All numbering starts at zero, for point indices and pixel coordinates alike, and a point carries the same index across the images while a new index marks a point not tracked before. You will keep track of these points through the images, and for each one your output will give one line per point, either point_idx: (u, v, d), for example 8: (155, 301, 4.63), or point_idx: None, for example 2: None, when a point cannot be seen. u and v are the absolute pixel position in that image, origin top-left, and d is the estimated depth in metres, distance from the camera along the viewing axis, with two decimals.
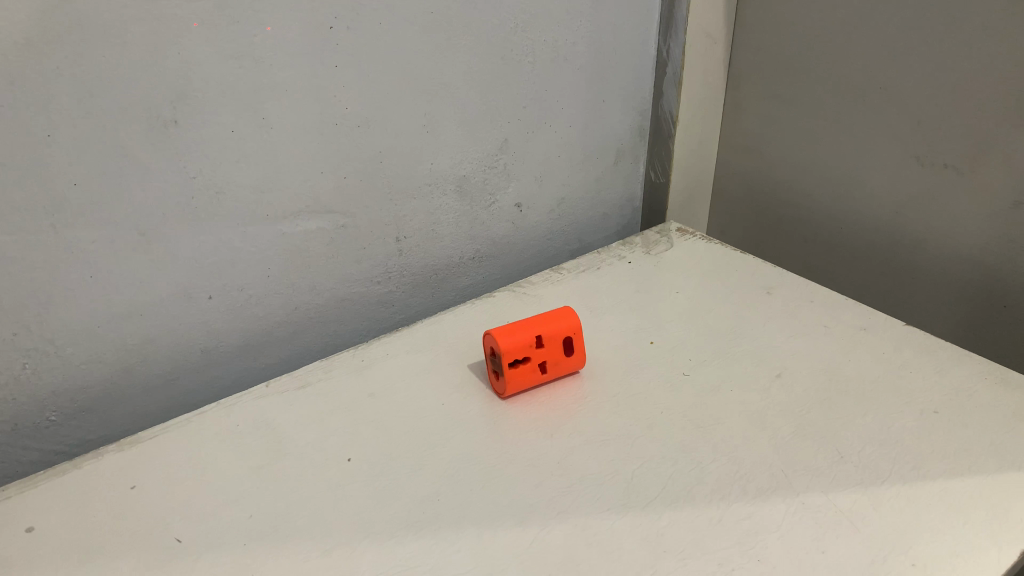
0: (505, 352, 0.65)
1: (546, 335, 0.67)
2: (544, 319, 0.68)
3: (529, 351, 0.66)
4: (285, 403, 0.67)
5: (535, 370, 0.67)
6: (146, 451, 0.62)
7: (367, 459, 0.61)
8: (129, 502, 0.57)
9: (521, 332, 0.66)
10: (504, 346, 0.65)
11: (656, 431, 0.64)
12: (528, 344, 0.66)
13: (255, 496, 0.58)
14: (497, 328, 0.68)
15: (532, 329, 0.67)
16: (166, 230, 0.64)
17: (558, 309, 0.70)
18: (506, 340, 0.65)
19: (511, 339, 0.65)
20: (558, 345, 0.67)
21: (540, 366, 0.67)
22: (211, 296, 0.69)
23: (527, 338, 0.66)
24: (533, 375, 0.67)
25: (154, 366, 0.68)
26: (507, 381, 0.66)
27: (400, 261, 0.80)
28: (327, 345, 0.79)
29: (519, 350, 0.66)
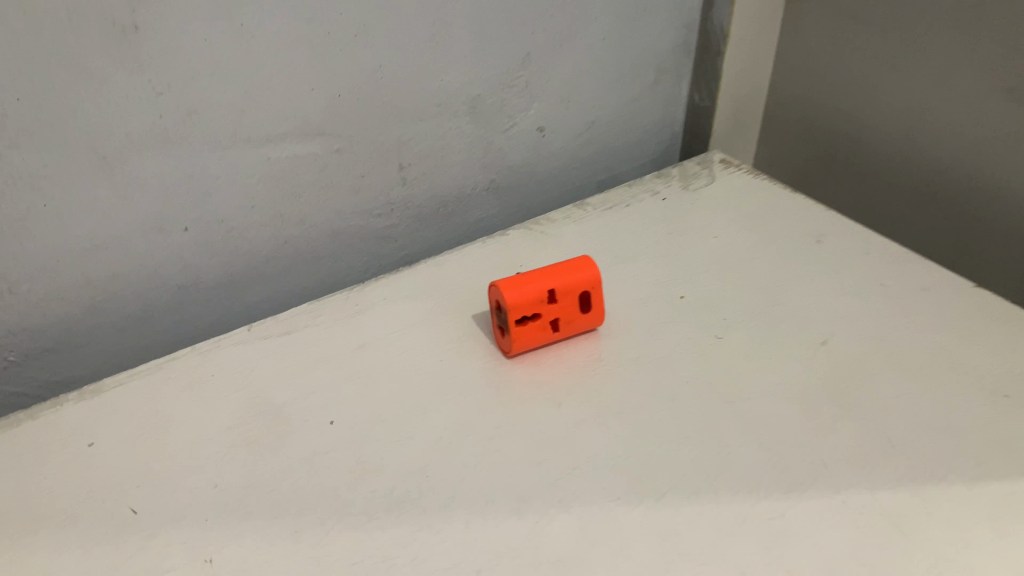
0: (510, 308, 0.57)
1: (560, 289, 0.59)
2: (559, 270, 0.59)
3: (539, 307, 0.58)
4: (266, 352, 0.60)
5: (545, 328, 0.59)
6: (109, 402, 0.56)
7: (349, 423, 0.55)
8: (85, 462, 0.52)
9: (532, 284, 0.58)
10: (509, 300, 0.57)
11: (679, 406, 0.56)
12: (538, 299, 0.58)
13: (222, 462, 0.52)
14: (504, 278, 0.60)
15: (544, 282, 0.58)
16: (130, 154, 0.56)
17: (576, 258, 0.61)
18: (512, 293, 0.57)
19: (519, 292, 0.57)
20: (573, 300, 0.59)
21: (551, 323, 0.60)
22: (187, 229, 0.62)
23: (536, 292, 0.58)
24: (542, 334, 0.60)
25: (124, 304, 0.62)
26: (512, 340, 0.58)
27: (404, 191, 0.71)
28: (322, 283, 0.71)
29: (526, 306, 0.58)
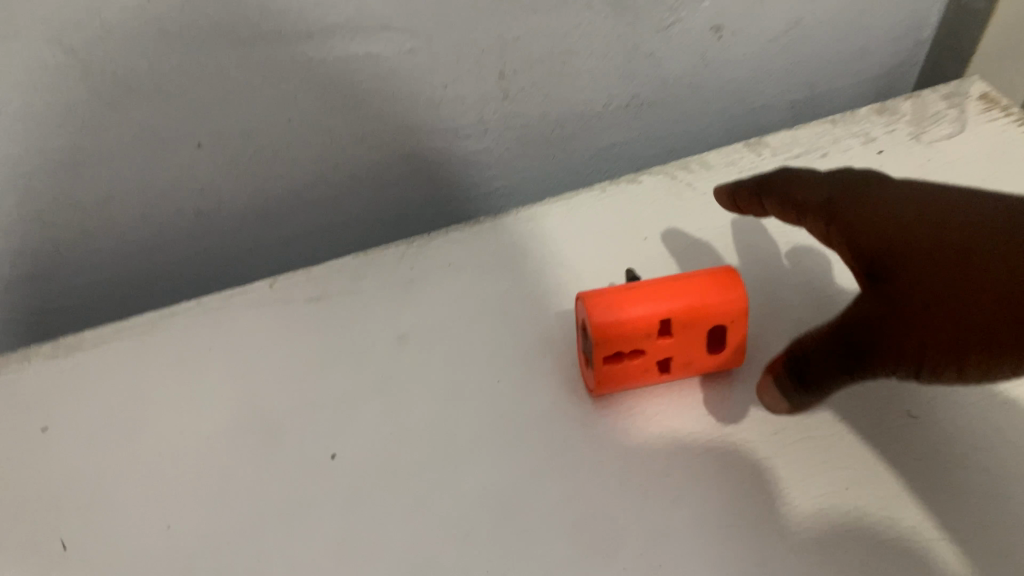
0: (598, 339, 0.39)
1: (676, 318, 0.39)
2: (683, 286, 0.40)
3: (643, 340, 0.40)
4: (281, 324, 0.46)
5: (649, 367, 0.41)
6: (84, 369, 0.45)
7: (355, 462, 0.40)
8: (34, 455, 0.41)
9: (635, 307, 0.39)
10: (597, 327, 0.39)
11: (836, 457, 0.38)
12: (644, 330, 0.39)
13: (184, 492, 0.40)
14: (601, 287, 0.41)
15: (656, 305, 0.39)
16: (109, 50, 0.41)
17: (715, 268, 0.41)
18: (603, 318, 0.39)
19: (615, 318, 0.39)
20: (696, 334, 0.40)
21: (660, 360, 0.41)
22: (201, 145, 0.46)
23: (642, 320, 0.39)
24: (644, 374, 0.41)
25: (127, 228, 0.49)
26: (598, 381, 0.40)
27: (502, 107, 0.50)
28: (390, 213, 0.55)
29: (624, 338, 0.39)
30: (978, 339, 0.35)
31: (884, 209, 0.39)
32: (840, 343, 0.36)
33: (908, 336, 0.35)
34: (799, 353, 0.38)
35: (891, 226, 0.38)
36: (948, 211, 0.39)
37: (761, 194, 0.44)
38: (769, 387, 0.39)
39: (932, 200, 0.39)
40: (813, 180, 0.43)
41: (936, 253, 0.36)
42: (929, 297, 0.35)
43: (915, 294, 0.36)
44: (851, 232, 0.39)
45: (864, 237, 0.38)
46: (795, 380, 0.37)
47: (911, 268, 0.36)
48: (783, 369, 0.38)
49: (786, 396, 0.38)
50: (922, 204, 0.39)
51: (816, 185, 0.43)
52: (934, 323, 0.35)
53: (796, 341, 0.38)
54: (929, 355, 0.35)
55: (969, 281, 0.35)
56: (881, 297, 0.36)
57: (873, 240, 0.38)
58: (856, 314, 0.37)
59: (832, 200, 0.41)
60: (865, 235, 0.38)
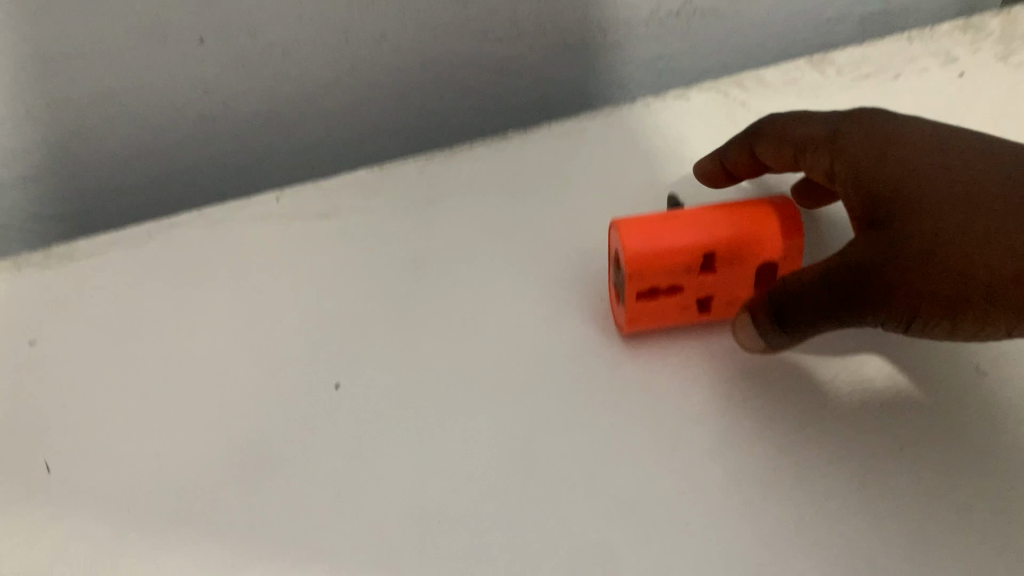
0: (632, 271, 0.35)
1: (720, 250, 0.35)
2: (725, 216, 0.36)
3: (682, 275, 0.35)
4: (286, 240, 0.43)
5: (686, 306, 0.37)
6: (76, 281, 0.42)
7: (361, 390, 0.37)
8: (21, 370, 0.39)
9: (674, 237, 0.35)
10: (631, 258, 0.34)
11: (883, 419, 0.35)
12: (683, 263, 0.35)
13: (175, 415, 0.37)
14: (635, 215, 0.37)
15: (695, 235, 0.35)
16: None
17: (759, 198, 0.37)
18: (638, 247, 0.35)
19: (651, 248, 0.35)
20: (742, 269, 0.36)
21: (699, 299, 0.37)
22: (204, 39, 0.42)
23: (681, 251, 0.35)
24: (680, 313, 0.37)
25: (126, 130, 0.45)
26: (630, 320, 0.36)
27: (539, 8, 0.45)
28: (409, 130, 0.50)
29: (662, 273, 0.35)
30: (986, 296, 0.31)
31: (893, 137, 0.34)
32: (833, 289, 0.32)
33: (908, 283, 0.31)
34: (787, 294, 0.33)
35: (900, 161, 0.33)
36: (964, 144, 0.34)
37: (753, 137, 0.39)
38: (744, 322, 0.35)
39: (946, 130, 0.35)
40: (814, 115, 0.37)
41: (948, 194, 0.32)
42: (934, 243, 0.31)
43: (921, 241, 0.31)
44: (857, 168, 0.34)
45: (870, 175, 0.34)
46: (775, 320, 0.33)
47: (916, 213, 0.32)
48: (764, 307, 0.33)
49: (764, 337, 0.34)
50: (935, 134, 0.34)
51: (814, 116, 0.37)
52: (938, 280, 0.31)
53: (783, 279, 0.33)
54: (926, 306, 0.31)
55: (977, 234, 0.31)
56: (880, 242, 0.32)
57: (879, 184, 0.33)
58: (852, 258, 0.32)
59: (835, 129, 0.36)
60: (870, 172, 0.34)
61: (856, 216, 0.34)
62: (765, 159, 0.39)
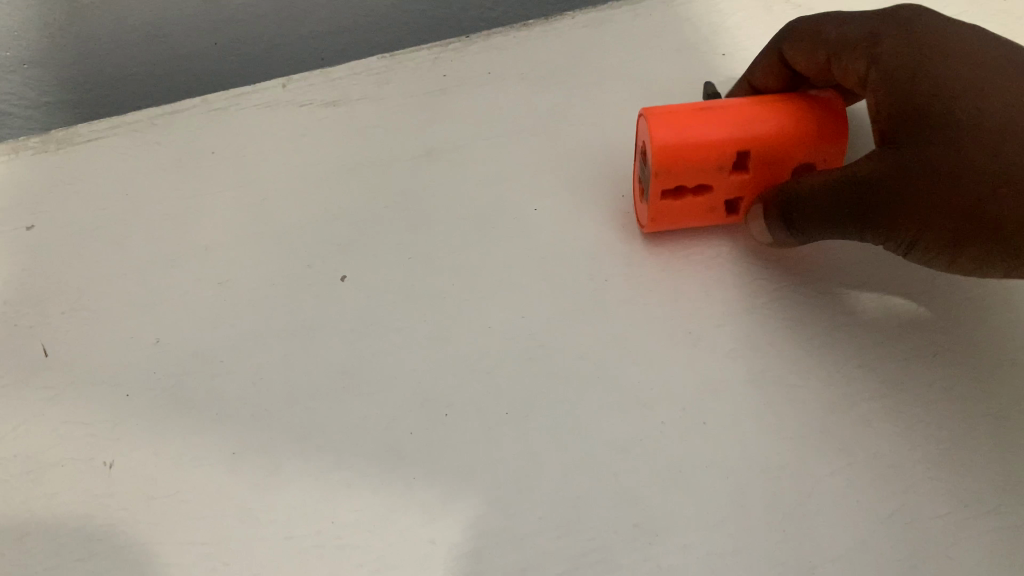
0: (658, 162, 0.32)
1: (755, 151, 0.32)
2: (764, 109, 0.33)
3: (713, 170, 0.33)
4: (293, 130, 0.41)
5: (712, 205, 0.34)
6: (75, 167, 0.40)
7: (367, 282, 0.35)
8: (19, 255, 0.37)
9: (708, 135, 0.32)
10: (661, 145, 0.31)
11: (914, 326, 0.33)
12: (716, 157, 0.32)
13: (177, 304, 0.36)
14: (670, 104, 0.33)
15: (731, 128, 0.32)
16: None
17: (801, 92, 0.34)
18: (668, 135, 0.31)
19: (682, 138, 0.31)
20: (778, 172, 0.33)
21: (726, 198, 0.34)
22: None
23: (714, 144, 0.32)
24: (704, 213, 0.35)
25: (125, 11, 0.43)
26: (651, 218, 0.34)
27: None
28: (423, 23, 0.47)
29: (690, 166, 0.32)
30: (991, 239, 0.28)
31: (938, 46, 0.30)
32: (838, 198, 0.30)
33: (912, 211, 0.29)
34: (795, 198, 0.32)
35: (938, 77, 0.29)
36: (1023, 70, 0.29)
37: (781, 41, 0.34)
38: (757, 215, 0.34)
39: (1007, 52, 0.30)
40: (853, 13, 0.32)
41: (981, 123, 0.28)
42: (949, 174, 0.28)
43: (934, 172, 0.28)
44: (888, 80, 0.30)
45: (902, 88, 0.29)
46: (782, 220, 0.32)
47: (935, 138, 0.28)
48: (775, 206, 0.32)
49: (770, 231, 0.33)
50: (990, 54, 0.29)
51: (855, 14, 0.32)
52: (939, 216, 0.28)
53: (796, 182, 0.32)
54: (927, 237, 0.29)
55: (997, 172, 0.27)
56: (893, 164, 0.29)
57: (907, 100, 0.29)
58: (862, 174, 0.30)
59: (878, 31, 0.31)
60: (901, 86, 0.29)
61: (878, 129, 0.30)
62: (795, 67, 0.34)
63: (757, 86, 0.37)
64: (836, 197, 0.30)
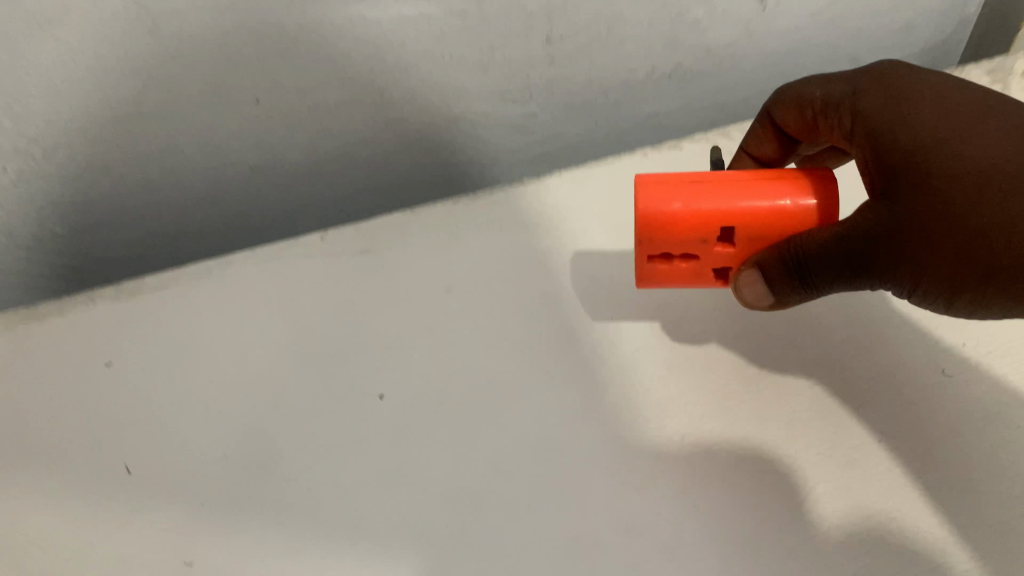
0: (643, 232, 0.34)
1: (735, 224, 0.34)
2: (747, 185, 0.34)
3: (692, 242, 0.35)
4: (330, 271, 0.48)
5: (697, 270, 0.37)
6: (145, 311, 0.47)
7: (402, 397, 0.43)
8: (97, 390, 0.43)
9: (689, 209, 0.34)
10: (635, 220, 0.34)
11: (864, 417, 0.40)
12: (694, 230, 0.34)
13: (240, 424, 0.42)
14: (662, 173, 0.36)
15: (712, 203, 0.34)
16: (178, 6, 0.42)
17: (797, 169, 0.35)
18: (644, 210, 0.34)
19: (665, 211, 0.34)
20: (761, 243, 0.35)
21: (713, 266, 0.37)
22: (259, 100, 0.48)
23: (688, 219, 0.34)
24: (690, 277, 0.37)
25: (186, 180, 0.51)
26: (645, 279, 0.37)
27: (550, 72, 0.53)
28: (431, 173, 0.58)
29: (673, 238, 0.35)
30: (984, 276, 0.32)
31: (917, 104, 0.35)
32: (846, 249, 0.33)
33: (918, 240, 0.32)
34: (802, 253, 0.34)
35: (922, 118, 0.35)
36: (993, 118, 0.34)
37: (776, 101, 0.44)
38: (751, 279, 0.36)
39: (977, 99, 0.35)
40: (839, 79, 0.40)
41: (966, 156, 0.33)
42: (949, 197, 0.32)
43: (931, 206, 0.32)
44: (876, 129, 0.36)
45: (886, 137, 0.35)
46: (787, 276, 0.34)
47: (927, 186, 0.33)
48: (774, 264, 0.34)
49: (775, 292, 0.36)
50: (962, 101, 0.35)
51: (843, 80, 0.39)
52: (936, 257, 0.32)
53: (796, 238, 0.34)
54: (926, 278, 0.33)
55: (984, 214, 0.32)
56: (892, 213, 0.33)
57: (896, 154, 0.34)
58: (865, 221, 0.33)
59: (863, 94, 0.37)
60: (886, 129, 0.35)
61: (873, 180, 0.35)
62: (789, 125, 0.44)
63: (755, 154, 0.48)
64: (844, 248, 0.33)
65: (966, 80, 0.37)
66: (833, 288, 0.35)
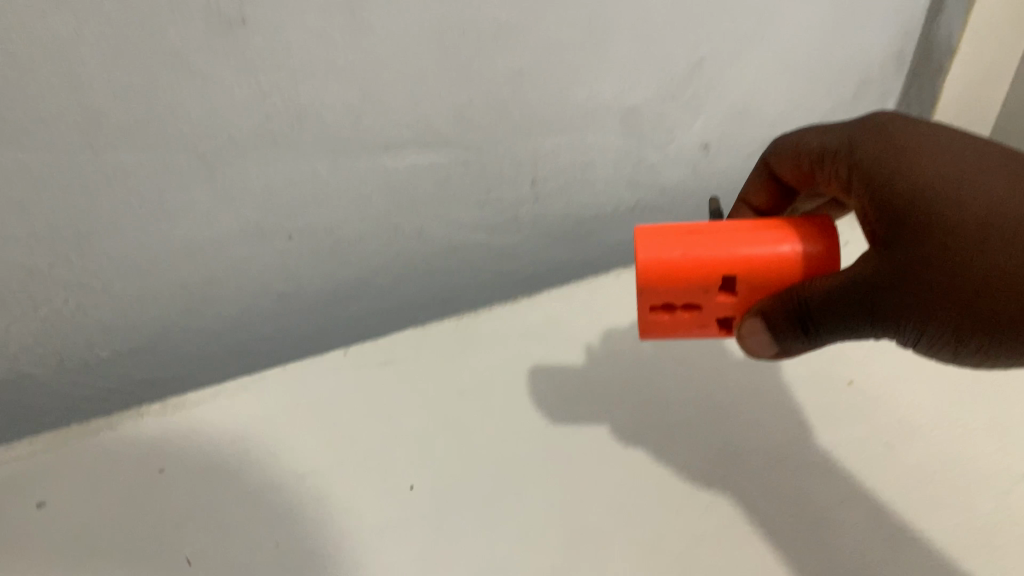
0: (649, 281, 0.37)
1: (732, 273, 0.37)
2: (743, 235, 0.37)
3: (695, 288, 0.37)
4: (357, 380, 0.56)
5: (698, 315, 0.39)
6: (192, 422, 0.53)
7: (433, 488, 0.49)
8: (152, 491, 0.49)
9: (690, 259, 0.37)
10: (643, 264, 0.37)
11: (825, 488, 0.48)
12: (695, 278, 0.37)
13: (286, 517, 0.47)
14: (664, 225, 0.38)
15: (711, 252, 0.37)
16: (236, 159, 0.50)
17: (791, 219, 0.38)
18: (653, 255, 0.37)
19: (668, 261, 0.37)
20: (757, 289, 0.38)
21: (713, 310, 0.39)
22: (292, 237, 0.56)
23: (693, 264, 0.37)
24: (691, 321, 0.40)
25: (222, 309, 0.58)
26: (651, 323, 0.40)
27: (535, 208, 0.63)
28: (433, 299, 0.66)
29: (675, 286, 0.37)
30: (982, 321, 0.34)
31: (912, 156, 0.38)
32: (848, 296, 0.35)
33: (920, 286, 0.35)
34: (804, 301, 0.36)
35: (919, 170, 0.37)
36: (985, 173, 0.36)
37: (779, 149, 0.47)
38: (754, 323, 0.38)
39: (969, 154, 0.38)
40: (837, 130, 0.43)
41: (963, 208, 0.35)
42: (948, 248, 0.34)
43: (931, 256, 0.34)
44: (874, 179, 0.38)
45: (884, 187, 0.38)
46: (793, 324, 0.37)
47: (926, 238, 0.35)
48: (779, 313, 0.37)
49: (778, 339, 0.38)
50: (955, 154, 0.37)
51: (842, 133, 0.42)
52: (937, 305, 0.35)
53: (800, 288, 0.36)
54: (926, 324, 0.35)
55: (979, 264, 0.34)
56: (892, 262, 0.35)
57: (894, 204, 0.37)
58: (865, 270, 0.36)
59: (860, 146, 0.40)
60: (886, 181, 0.38)
61: (872, 226, 0.38)
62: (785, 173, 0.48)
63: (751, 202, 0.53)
64: (846, 296, 0.36)
65: (959, 133, 0.40)
66: (836, 335, 0.37)
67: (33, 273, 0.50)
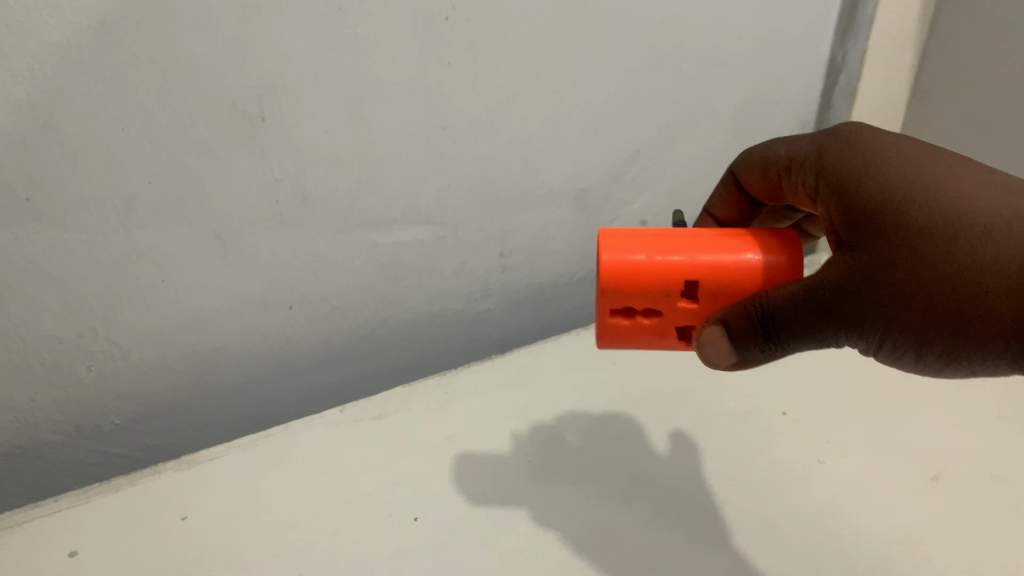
0: (611, 282, 0.43)
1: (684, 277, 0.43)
2: (693, 245, 0.43)
3: (653, 290, 0.43)
4: (354, 429, 0.63)
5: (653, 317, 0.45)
6: (207, 475, 0.59)
7: (434, 519, 0.55)
8: (175, 534, 0.54)
9: (647, 261, 0.42)
10: (606, 265, 0.42)
11: (772, 498, 0.56)
12: (652, 281, 0.42)
13: (302, 550, 0.53)
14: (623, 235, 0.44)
15: (665, 257, 0.42)
16: (248, 237, 0.57)
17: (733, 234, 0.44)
18: (615, 258, 0.42)
19: (628, 263, 0.42)
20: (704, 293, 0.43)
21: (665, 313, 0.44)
22: (292, 306, 0.63)
23: (650, 267, 0.42)
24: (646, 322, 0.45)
25: (226, 375, 0.64)
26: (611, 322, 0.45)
27: (502, 278, 0.71)
28: (412, 361, 0.73)
29: (633, 287, 0.43)
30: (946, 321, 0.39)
31: (878, 169, 0.43)
32: (808, 303, 0.41)
33: (884, 291, 0.39)
34: (765, 309, 0.41)
35: (883, 182, 0.42)
36: (945, 182, 0.41)
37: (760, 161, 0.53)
38: (712, 332, 0.43)
39: (932, 163, 0.42)
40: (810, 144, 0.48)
41: (924, 216, 0.40)
42: (910, 255, 0.39)
43: (893, 262, 0.39)
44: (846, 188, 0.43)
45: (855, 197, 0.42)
46: (755, 329, 0.42)
47: (890, 246, 0.40)
48: (739, 319, 0.42)
49: (738, 349, 0.42)
50: (917, 165, 0.42)
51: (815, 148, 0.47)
52: (902, 307, 0.39)
53: (761, 295, 0.42)
54: (891, 325, 0.40)
55: (940, 269, 0.39)
56: (859, 269, 0.40)
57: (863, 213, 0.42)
58: (831, 277, 0.41)
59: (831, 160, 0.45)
60: (857, 188, 0.43)
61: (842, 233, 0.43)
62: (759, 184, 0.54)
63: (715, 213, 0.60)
64: (813, 302, 0.41)
65: (922, 143, 0.45)
66: (797, 341, 0.42)
67: (60, 344, 0.55)
